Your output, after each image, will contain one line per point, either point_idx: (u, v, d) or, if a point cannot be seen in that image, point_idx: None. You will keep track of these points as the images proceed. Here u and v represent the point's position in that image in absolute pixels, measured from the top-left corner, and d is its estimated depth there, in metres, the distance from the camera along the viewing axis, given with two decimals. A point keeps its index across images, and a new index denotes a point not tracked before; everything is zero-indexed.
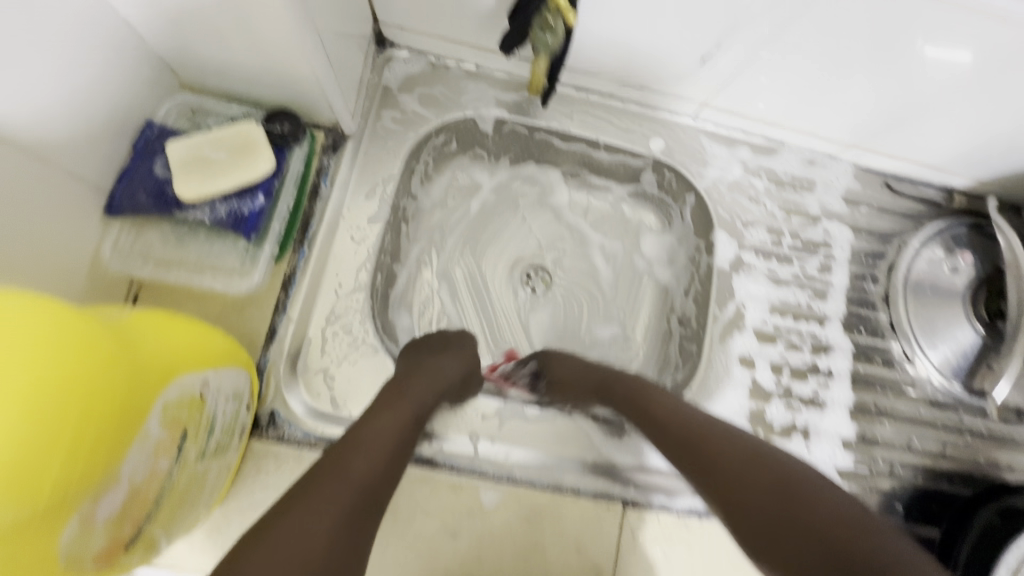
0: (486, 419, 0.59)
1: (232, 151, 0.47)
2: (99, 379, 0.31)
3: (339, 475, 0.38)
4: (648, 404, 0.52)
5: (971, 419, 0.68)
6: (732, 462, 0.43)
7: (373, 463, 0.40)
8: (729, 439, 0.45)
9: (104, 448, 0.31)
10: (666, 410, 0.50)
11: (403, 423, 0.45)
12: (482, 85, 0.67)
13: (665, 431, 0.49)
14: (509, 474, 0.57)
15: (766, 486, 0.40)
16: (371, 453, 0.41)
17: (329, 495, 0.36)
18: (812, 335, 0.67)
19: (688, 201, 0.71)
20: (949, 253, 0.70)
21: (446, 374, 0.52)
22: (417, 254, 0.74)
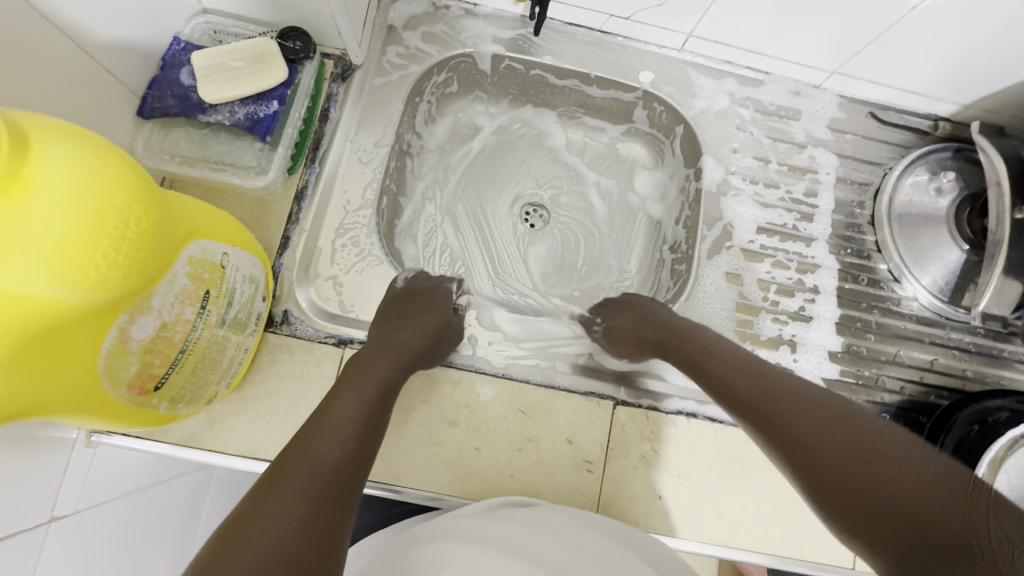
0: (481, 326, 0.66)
1: (249, 61, 0.54)
2: (141, 230, 0.34)
3: (304, 461, 0.42)
4: (705, 360, 0.56)
5: (958, 335, 0.70)
6: (807, 417, 0.47)
7: (335, 447, 0.44)
8: (771, 398, 0.49)
9: (135, 286, 0.35)
10: (729, 370, 0.54)
11: (365, 399, 0.49)
12: (480, 24, 0.72)
13: (731, 388, 0.53)
14: (505, 372, 0.61)
15: (841, 434, 0.45)
16: (335, 437, 0.45)
17: (298, 479, 0.41)
18: (798, 254, 0.70)
19: (678, 132, 0.75)
20: (933, 175, 0.72)
21: (403, 347, 0.55)
22: (423, 189, 0.78)
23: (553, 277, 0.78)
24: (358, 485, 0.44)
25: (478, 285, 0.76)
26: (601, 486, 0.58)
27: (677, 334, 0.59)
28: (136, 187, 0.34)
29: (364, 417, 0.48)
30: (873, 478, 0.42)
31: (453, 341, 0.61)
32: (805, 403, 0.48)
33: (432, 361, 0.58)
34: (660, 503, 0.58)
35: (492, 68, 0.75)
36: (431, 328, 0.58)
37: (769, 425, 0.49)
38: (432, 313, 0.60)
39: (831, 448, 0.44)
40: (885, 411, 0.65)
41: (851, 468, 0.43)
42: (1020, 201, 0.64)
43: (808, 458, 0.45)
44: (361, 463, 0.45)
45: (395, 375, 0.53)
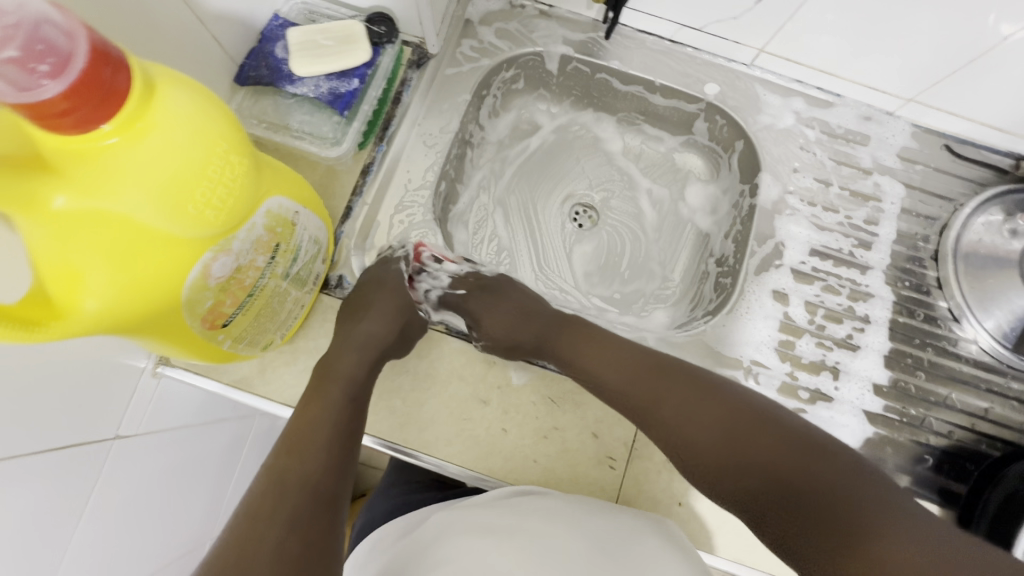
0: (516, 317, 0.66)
1: (338, 40, 0.58)
2: (236, 179, 0.38)
3: (276, 488, 0.49)
4: (587, 369, 0.57)
5: (1018, 385, 0.66)
6: (662, 415, 0.54)
7: (304, 470, 0.50)
8: (645, 381, 0.55)
9: (222, 230, 0.39)
10: (611, 367, 0.57)
11: (333, 409, 0.53)
12: (552, 24, 0.74)
13: (623, 395, 0.55)
14: (540, 361, 0.62)
15: (709, 413, 0.52)
16: (304, 460, 0.51)
17: (277, 503, 0.48)
18: (851, 281, 0.68)
19: (738, 147, 0.75)
20: (1008, 216, 0.69)
21: (363, 343, 0.57)
22: (479, 179, 0.81)
23: (595, 277, 0.79)
24: (335, 499, 0.51)
25: (521, 276, 0.78)
26: (621, 484, 0.58)
27: (563, 326, 0.61)
28: (236, 140, 0.38)
29: (333, 432, 0.53)
30: (749, 462, 0.49)
31: (420, 325, 0.61)
32: (687, 403, 0.53)
33: (402, 349, 0.59)
34: (678, 510, 0.58)
35: (559, 69, 0.77)
36: (392, 315, 0.60)
37: (648, 425, 0.54)
38: (388, 299, 0.61)
39: (706, 440, 0.51)
40: (928, 454, 0.63)
41: (717, 448, 0.51)
42: None
43: (698, 459, 0.51)
44: (334, 476, 0.51)
45: (360, 377, 0.56)
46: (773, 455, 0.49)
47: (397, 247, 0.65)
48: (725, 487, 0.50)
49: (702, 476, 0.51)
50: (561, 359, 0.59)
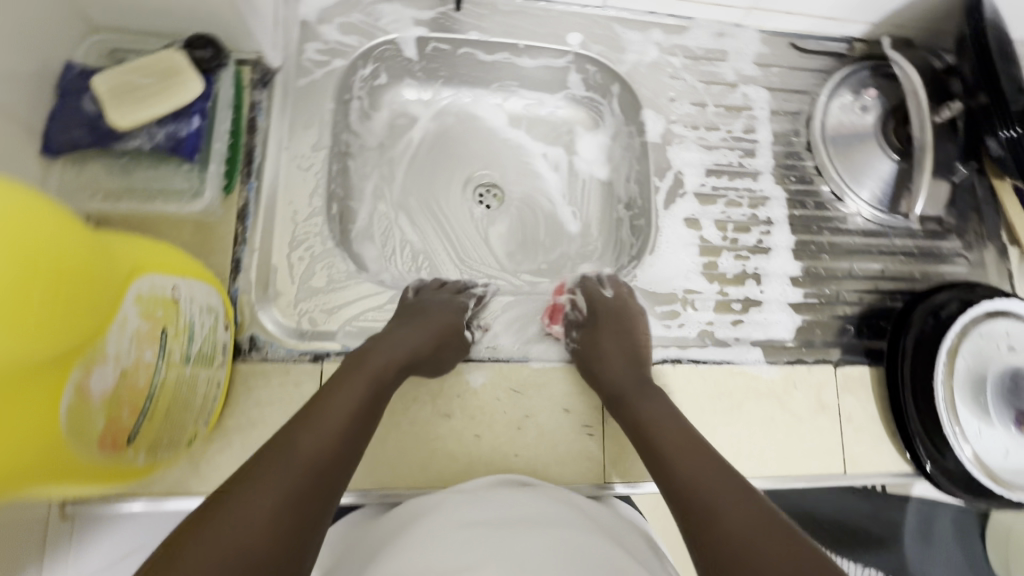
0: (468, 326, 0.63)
1: (158, 76, 0.51)
2: (75, 273, 0.31)
3: (280, 451, 0.40)
4: (643, 421, 0.52)
5: (901, 240, 0.74)
6: (701, 482, 0.44)
7: (315, 441, 0.41)
8: (682, 447, 0.48)
9: (78, 339, 0.32)
10: (673, 438, 0.49)
11: (360, 395, 0.47)
12: (398, 8, 0.69)
13: (672, 459, 0.47)
14: (494, 355, 0.61)
15: (697, 478, 0.44)
16: (316, 434, 0.42)
17: (266, 474, 0.38)
18: (748, 190, 0.72)
19: (615, 90, 0.76)
20: (856, 94, 0.76)
21: (398, 352, 0.53)
22: (372, 188, 0.76)
23: (519, 255, 0.78)
24: (332, 495, 0.40)
25: (446, 275, 0.75)
26: (603, 447, 0.59)
27: (664, 408, 0.53)
28: (66, 228, 0.31)
29: (352, 418, 0.44)
30: (753, 552, 0.38)
31: (460, 348, 0.59)
32: (727, 481, 0.43)
33: (431, 369, 0.57)
34: None
35: (419, 53, 0.73)
36: (436, 330, 0.56)
37: (682, 479, 0.45)
38: (443, 315, 0.58)
39: (735, 524, 0.40)
40: (850, 323, 0.69)
41: (751, 537, 0.39)
42: (936, 103, 0.69)
43: (707, 510, 0.42)
44: (341, 467, 0.42)
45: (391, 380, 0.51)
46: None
47: (303, 289, 0.59)
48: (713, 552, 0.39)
49: (702, 533, 0.41)
50: (592, 323, 0.63)
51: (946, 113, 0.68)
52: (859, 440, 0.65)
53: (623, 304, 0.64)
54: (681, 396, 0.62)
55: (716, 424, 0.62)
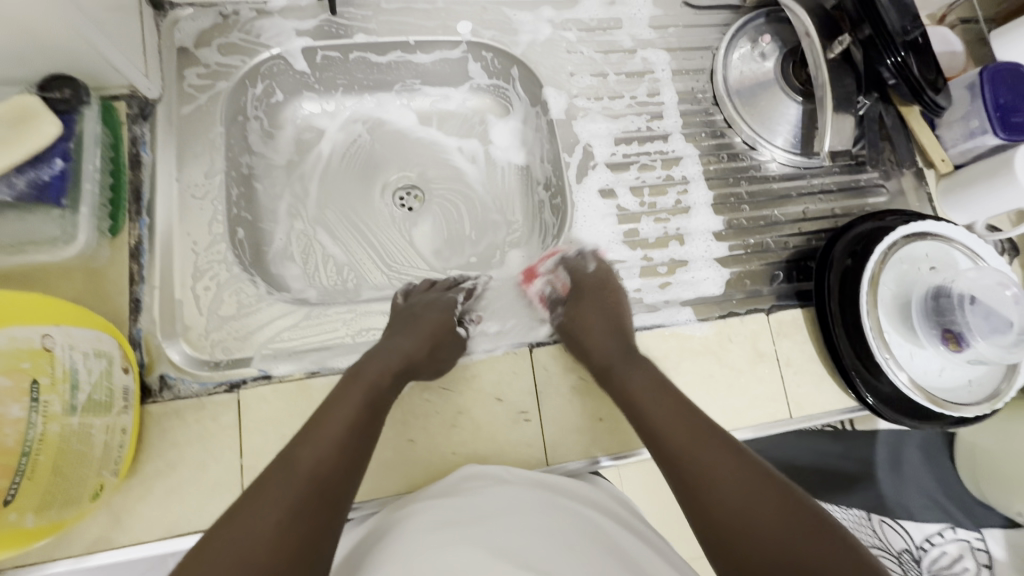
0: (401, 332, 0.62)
1: (7, 121, 0.47)
2: None
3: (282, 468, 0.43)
4: (631, 393, 0.54)
5: (819, 179, 0.75)
6: (692, 457, 0.47)
7: (313, 456, 0.44)
8: (681, 429, 0.49)
9: None
10: (664, 415, 0.51)
11: (355, 404, 0.48)
12: (278, 21, 0.68)
13: (665, 435, 0.49)
14: None
15: (705, 460, 0.47)
16: (315, 448, 0.44)
17: (270, 495, 0.41)
18: (659, 153, 0.72)
19: (515, 74, 0.75)
20: (753, 43, 0.76)
21: (393, 359, 0.53)
22: (286, 207, 0.74)
23: (446, 252, 0.77)
24: (340, 500, 0.43)
25: (374, 283, 0.74)
26: (542, 431, 0.58)
27: (654, 380, 0.54)
28: None
29: (351, 428, 0.47)
30: (750, 520, 0.43)
31: (457, 347, 0.59)
32: (716, 451, 0.47)
33: (432, 371, 0.57)
34: (602, 426, 0.59)
35: (309, 64, 0.71)
36: (426, 334, 0.56)
37: (676, 457, 0.48)
38: (436, 313, 0.59)
39: (738, 502, 0.44)
40: (778, 269, 0.69)
41: (751, 511, 0.43)
42: (828, 40, 0.69)
43: (703, 481, 0.46)
44: (345, 476, 0.44)
45: (388, 386, 0.52)
46: (796, 543, 0.41)
47: (213, 319, 0.58)
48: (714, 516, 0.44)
49: (701, 505, 0.45)
50: (574, 296, 0.64)
51: (838, 48, 0.68)
52: (801, 384, 0.65)
53: (605, 276, 0.65)
54: None
55: None
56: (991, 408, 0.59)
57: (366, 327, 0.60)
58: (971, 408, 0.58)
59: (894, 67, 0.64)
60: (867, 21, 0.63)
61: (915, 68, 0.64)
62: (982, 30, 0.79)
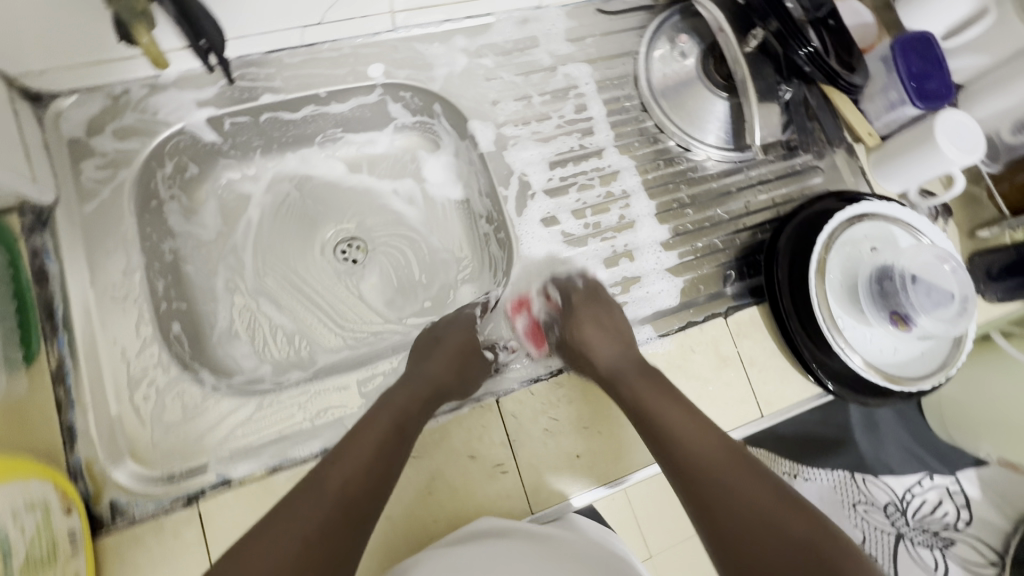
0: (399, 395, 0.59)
1: None
2: None
3: (312, 484, 0.48)
4: (638, 397, 0.57)
5: (755, 170, 0.75)
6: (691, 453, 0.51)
7: (342, 474, 0.48)
8: (680, 432, 0.53)
9: None
10: (669, 417, 0.54)
11: (386, 425, 0.53)
12: (173, 94, 0.63)
13: (668, 433, 0.53)
14: None
15: (703, 460, 0.50)
16: (342, 468, 0.49)
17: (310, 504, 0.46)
18: (596, 170, 0.71)
19: (439, 110, 0.72)
20: (671, 43, 0.75)
21: (423, 381, 0.58)
22: (223, 283, 0.70)
23: (399, 301, 0.75)
24: (368, 513, 0.48)
25: (329, 346, 0.71)
26: (521, 480, 0.57)
27: (638, 375, 0.59)
28: None
29: (378, 449, 0.51)
30: (746, 518, 0.46)
31: (484, 370, 0.62)
32: (717, 451, 0.51)
33: (463, 393, 0.59)
34: (581, 463, 0.59)
35: (218, 133, 0.67)
36: (452, 357, 0.61)
37: (679, 458, 0.51)
38: (458, 334, 0.64)
39: (727, 499, 0.47)
40: (730, 268, 0.70)
41: (744, 505, 0.47)
42: (742, 35, 0.68)
43: (703, 474, 0.50)
44: (373, 491, 0.49)
45: (417, 408, 0.55)
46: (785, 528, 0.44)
47: (159, 428, 0.54)
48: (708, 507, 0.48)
49: (698, 500, 0.49)
50: (568, 312, 0.65)
51: (754, 42, 0.68)
52: (767, 380, 0.65)
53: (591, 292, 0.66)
54: (585, 401, 0.61)
55: (625, 416, 0.61)
56: (944, 378, 0.61)
57: (325, 406, 0.57)
58: (926, 381, 0.60)
59: (807, 57, 0.65)
60: (773, 16, 0.64)
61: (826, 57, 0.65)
62: None
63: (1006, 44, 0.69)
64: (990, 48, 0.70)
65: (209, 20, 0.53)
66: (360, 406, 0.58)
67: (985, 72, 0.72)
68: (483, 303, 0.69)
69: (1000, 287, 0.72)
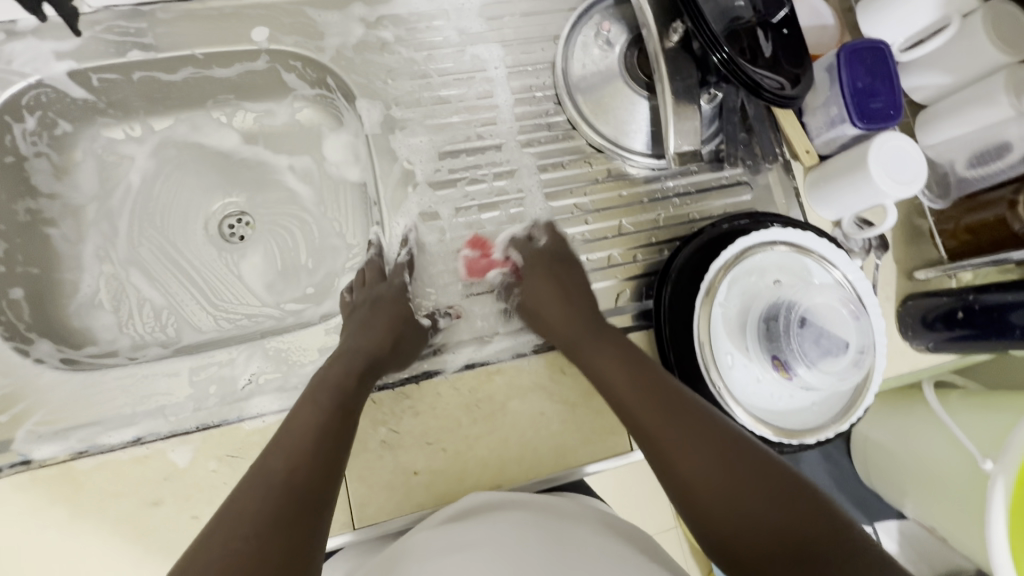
0: (240, 387, 0.55)
1: None
2: None
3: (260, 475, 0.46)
4: (597, 371, 0.55)
5: (673, 180, 0.68)
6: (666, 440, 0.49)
7: (285, 457, 0.47)
8: (647, 402, 0.51)
9: None
10: (626, 387, 0.53)
11: (329, 404, 0.51)
12: (32, 43, 0.59)
13: (630, 406, 0.52)
14: (240, 414, 0.53)
15: (673, 430, 0.49)
16: (291, 458, 0.47)
17: (264, 484, 0.45)
18: (493, 164, 0.65)
19: (332, 83, 0.67)
20: (595, 30, 0.67)
21: (353, 355, 0.55)
22: (93, 249, 0.67)
23: (280, 284, 0.71)
24: (326, 497, 0.46)
25: (197, 326, 0.68)
26: (349, 493, 0.54)
27: (586, 328, 0.57)
28: None
29: (320, 433, 0.48)
30: (731, 500, 0.44)
31: (419, 339, 0.59)
32: (678, 420, 0.49)
33: (398, 364, 0.57)
34: (417, 479, 0.55)
35: (87, 90, 0.63)
36: (386, 329, 0.57)
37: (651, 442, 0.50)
38: (387, 311, 0.59)
39: (709, 482, 0.46)
40: (625, 287, 0.64)
41: (727, 488, 0.45)
42: (665, 27, 0.61)
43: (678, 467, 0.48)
44: (321, 469, 0.47)
45: (357, 372, 0.54)
46: (749, 500, 0.44)
47: None
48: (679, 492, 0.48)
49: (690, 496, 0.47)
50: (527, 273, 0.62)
51: (676, 36, 0.60)
52: None
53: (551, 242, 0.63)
54: (431, 415, 0.56)
55: (474, 433, 0.56)
56: (835, 431, 0.55)
57: (149, 394, 0.54)
58: (812, 433, 0.54)
59: (721, 64, 0.58)
60: (686, 13, 0.58)
61: (745, 64, 0.57)
62: None
63: (971, 62, 0.60)
64: (952, 66, 0.62)
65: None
66: (186, 397, 0.54)
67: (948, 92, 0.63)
68: (409, 265, 0.62)
69: (933, 337, 0.65)
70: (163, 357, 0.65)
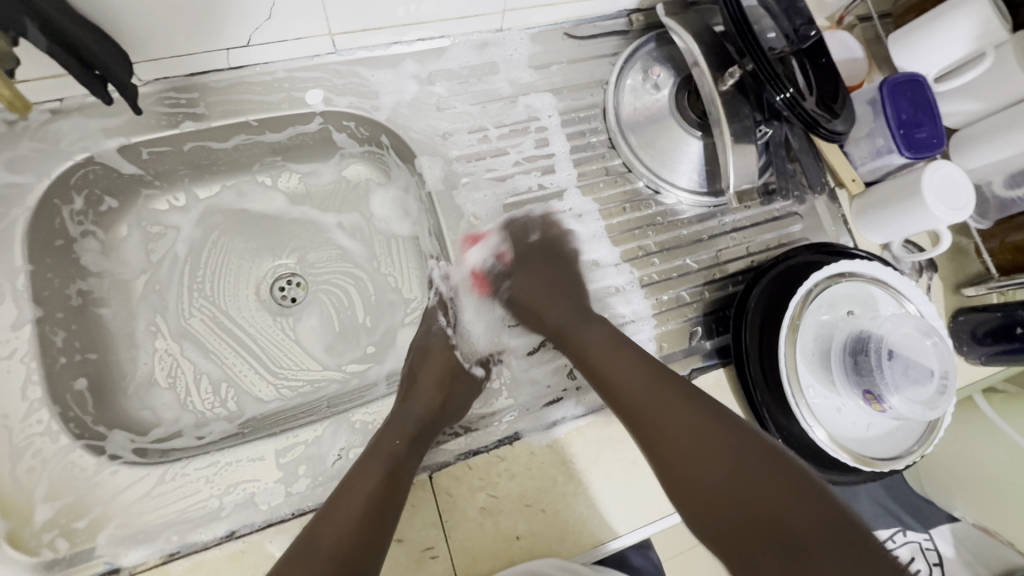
0: (335, 464, 0.53)
1: None
2: None
3: (308, 542, 0.46)
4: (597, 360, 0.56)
5: (729, 216, 0.69)
6: (702, 479, 0.47)
7: (332, 527, 0.46)
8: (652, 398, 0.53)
9: None
10: (628, 379, 0.54)
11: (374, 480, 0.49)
12: (78, 121, 0.56)
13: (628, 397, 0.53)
14: None
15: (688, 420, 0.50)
16: (335, 525, 0.47)
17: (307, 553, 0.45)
18: (555, 213, 0.65)
19: (386, 142, 0.66)
20: (644, 74, 0.69)
21: (411, 417, 0.56)
22: (143, 325, 0.64)
23: (339, 346, 0.68)
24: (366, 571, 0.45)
25: (259, 396, 0.64)
26: (453, 564, 0.52)
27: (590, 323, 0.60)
28: None
29: (367, 500, 0.48)
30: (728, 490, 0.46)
31: (467, 396, 0.60)
32: (683, 413, 0.51)
33: (450, 418, 0.58)
34: (520, 544, 0.53)
35: (135, 163, 0.61)
36: (437, 391, 0.59)
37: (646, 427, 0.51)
38: (435, 364, 0.61)
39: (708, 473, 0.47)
40: (695, 325, 0.64)
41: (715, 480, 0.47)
42: (719, 72, 0.62)
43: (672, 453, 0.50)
44: (365, 543, 0.46)
45: (404, 450, 0.52)
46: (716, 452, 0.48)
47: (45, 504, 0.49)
48: (708, 529, 0.46)
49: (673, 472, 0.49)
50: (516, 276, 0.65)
51: (730, 81, 0.62)
52: None
53: (555, 243, 0.65)
54: (528, 475, 0.55)
55: (572, 492, 0.55)
56: (921, 455, 0.56)
57: (235, 482, 0.52)
58: (904, 460, 0.55)
59: (784, 103, 0.58)
60: (747, 54, 0.58)
61: (806, 102, 0.58)
62: (878, 30, 0.75)
63: (1001, 92, 0.64)
64: (983, 95, 0.65)
65: (99, 47, 0.48)
66: (275, 481, 0.52)
67: (981, 119, 0.67)
68: (442, 305, 0.66)
69: (986, 350, 0.66)
70: (229, 434, 0.61)
